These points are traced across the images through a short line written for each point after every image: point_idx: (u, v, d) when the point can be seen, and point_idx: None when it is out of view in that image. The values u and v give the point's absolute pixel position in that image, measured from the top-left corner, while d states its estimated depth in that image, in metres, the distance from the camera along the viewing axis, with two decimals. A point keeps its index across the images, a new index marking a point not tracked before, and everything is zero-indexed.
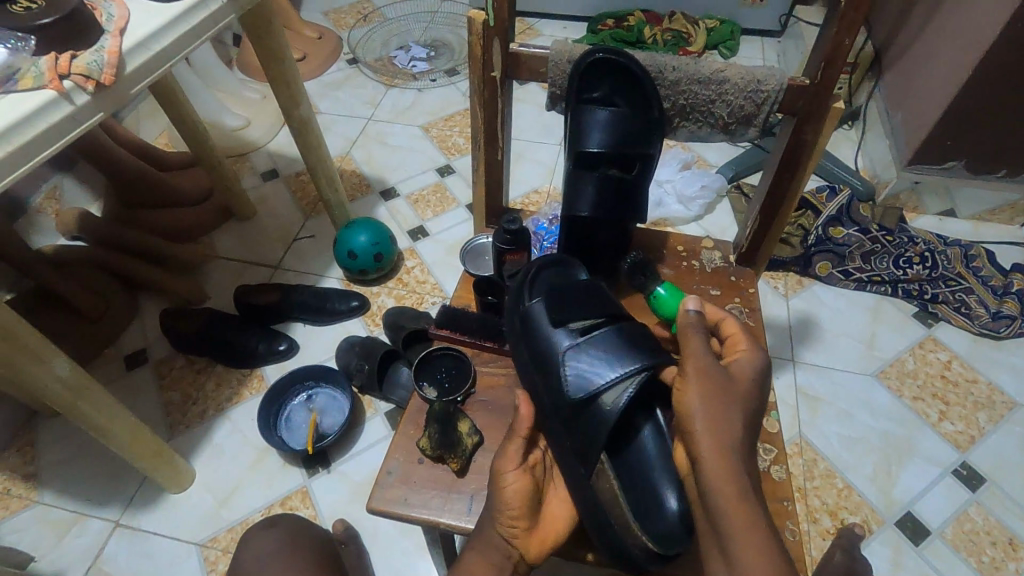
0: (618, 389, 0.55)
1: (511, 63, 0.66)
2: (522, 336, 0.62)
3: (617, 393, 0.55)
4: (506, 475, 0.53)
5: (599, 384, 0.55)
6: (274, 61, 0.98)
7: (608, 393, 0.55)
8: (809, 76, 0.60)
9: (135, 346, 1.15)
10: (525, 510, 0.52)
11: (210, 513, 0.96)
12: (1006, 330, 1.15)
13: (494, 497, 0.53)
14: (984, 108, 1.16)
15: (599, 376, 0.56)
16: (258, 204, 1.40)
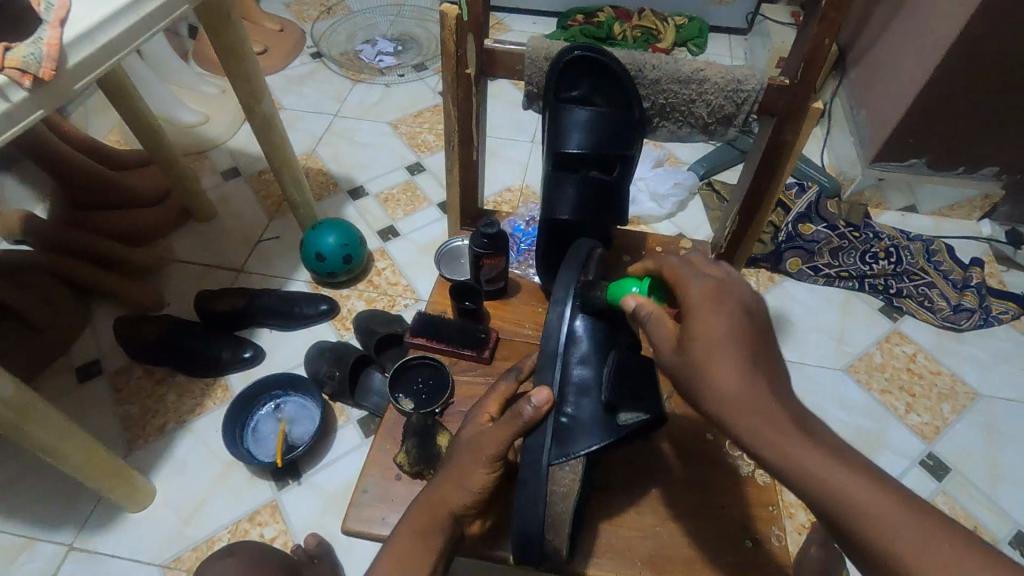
0: (637, 412, 0.55)
1: (485, 60, 0.63)
2: (570, 318, 0.56)
3: (630, 417, 0.55)
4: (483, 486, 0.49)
5: (622, 404, 0.55)
6: (233, 54, 0.93)
7: (626, 410, 0.55)
8: (788, 76, 0.59)
9: (87, 356, 1.09)
10: (481, 499, 0.51)
11: (173, 531, 0.91)
12: (966, 323, 1.19)
13: (456, 474, 0.51)
14: (945, 108, 1.19)
15: (626, 391, 0.55)
16: (219, 204, 1.34)
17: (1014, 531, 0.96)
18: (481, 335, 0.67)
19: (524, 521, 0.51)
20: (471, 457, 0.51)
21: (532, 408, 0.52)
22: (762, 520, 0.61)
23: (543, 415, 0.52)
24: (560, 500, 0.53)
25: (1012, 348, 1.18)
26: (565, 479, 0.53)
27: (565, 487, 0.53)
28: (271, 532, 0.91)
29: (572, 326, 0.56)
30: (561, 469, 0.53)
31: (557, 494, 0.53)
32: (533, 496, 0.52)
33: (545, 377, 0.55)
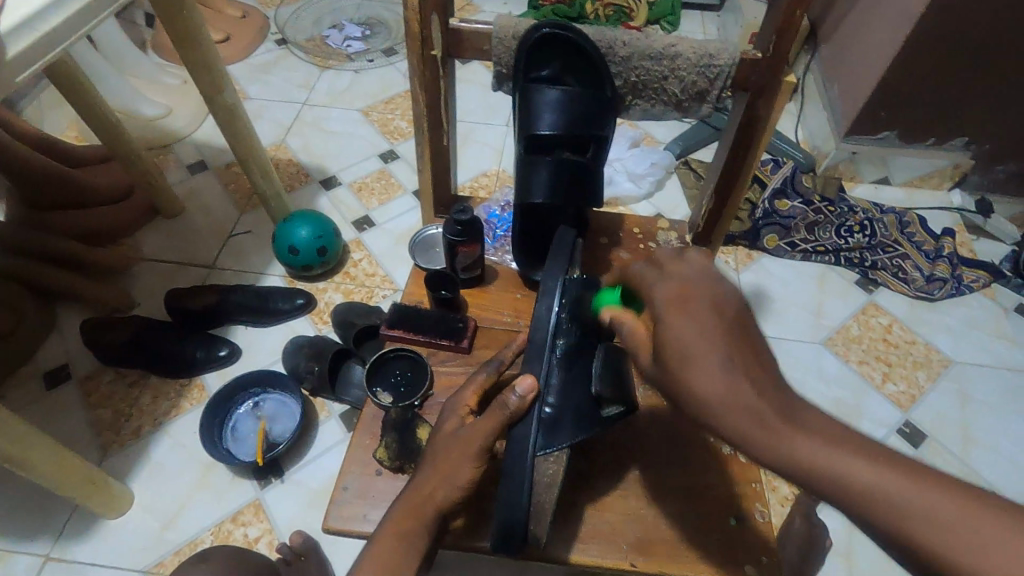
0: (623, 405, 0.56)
1: (452, 41, 0.61)
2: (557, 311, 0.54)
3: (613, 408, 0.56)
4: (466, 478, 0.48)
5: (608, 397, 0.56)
6: (190, 42, 0.89)
7: (609, 403, 0.56)
8: (760, 50, 0.58)
9: (54, 362, 1.05)
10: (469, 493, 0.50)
11: (153, 536, 0.89)
12: (939, 292, 1.21)
13: (442, 468, 0.50)
14: (915, 80, 1.20)
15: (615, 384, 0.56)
16: (186, 199, 1.30)
17: (988, 493, 0.99)
18: (458, 324, 0.66)
19: (508, 509, 0.48)
20: (458, 452, 0.50)
21: (517, 398, 0.50)
22: (747, 497, 0.60)
23: (529, 405, 0.50)
24: (545, 485, 0.53)
25: (982, 315, 1.20)
26: (550, 466, 0.54)
27: (551, 473, 0.54)
28: (255, 532, 0.90)
29: (559, 318, 0.55)
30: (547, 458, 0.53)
31: (543, 480, 0.53)
32: (518, 487, 0.48)
33: (531, 370, 0.53)
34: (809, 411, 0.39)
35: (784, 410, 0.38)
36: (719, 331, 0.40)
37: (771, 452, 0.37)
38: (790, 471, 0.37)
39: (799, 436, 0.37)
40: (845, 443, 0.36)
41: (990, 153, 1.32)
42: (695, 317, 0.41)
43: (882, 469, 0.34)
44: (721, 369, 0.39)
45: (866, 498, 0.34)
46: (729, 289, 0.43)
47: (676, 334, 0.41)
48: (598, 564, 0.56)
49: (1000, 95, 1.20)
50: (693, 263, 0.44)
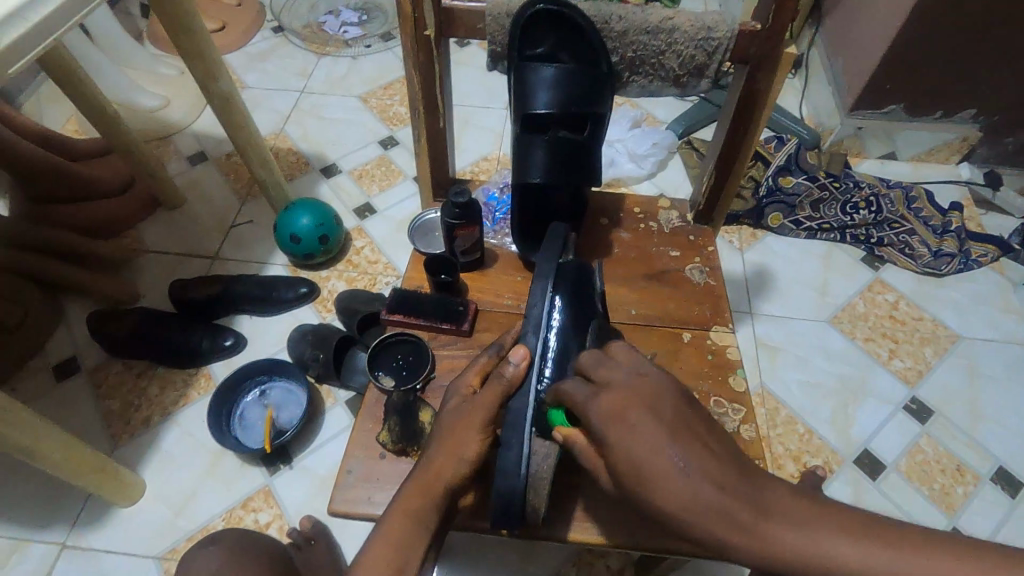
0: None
1: (445, 20, 0.61)
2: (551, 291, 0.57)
3: None
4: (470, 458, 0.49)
5: None
6: (183, 31, 0.88)
7: None
8: (759, 21, 0.57)
9: (63, 354, 1.06)
10: (476, 468, 0.51)
11: (166, 523, 0.91)
12: (946, 267, 1.19)
13: (450, 446, 0.51)
14: (921, 53, 1.17)
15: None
16: (187, 191, 1.30)
17: (995, 468, 0.98)
18: (458, 308, 0.66)
19: (508, 484, 0.50)
20: (462, 430, 0.51)
21: (511, 368, 0.54)
22: None
23: (523, 374, 0.54)
24: (543, 458, 0.52)
25: (990, 290, 1.19)
26: (548, 439, 0.53)
27: (549, 446, 0.53)
28: (265, 517, 0.91)
29: (552, 299, 0.57)
30: (544, 432, 0.53)
31: (540, 453, 0.52)
32: (516, 457, 0.50)
33: (525, 342, 0.56)
34: (773, 489, 0.38)
35: (754, 505, 0.37)
36: (670, 426, 0.38)
37: (756, 553, 0.36)
38: (769, 564, 0.36)
39: (774, 524, 0.36)
40: (821, 527, 0.37)
41: (999, 125, 1.29)
42: (638, 429, 0.38)
43: (861, 545, 0.35)
44: (681, 472, 0.37)
45: (854, 575, 0.35)
46: (661, 384, 0.41)
47: (626, 450, 0.38)
48: (601, 542, 0.57)
49: (1010, 66, 1.17)
50: (619, 367, 0.43)
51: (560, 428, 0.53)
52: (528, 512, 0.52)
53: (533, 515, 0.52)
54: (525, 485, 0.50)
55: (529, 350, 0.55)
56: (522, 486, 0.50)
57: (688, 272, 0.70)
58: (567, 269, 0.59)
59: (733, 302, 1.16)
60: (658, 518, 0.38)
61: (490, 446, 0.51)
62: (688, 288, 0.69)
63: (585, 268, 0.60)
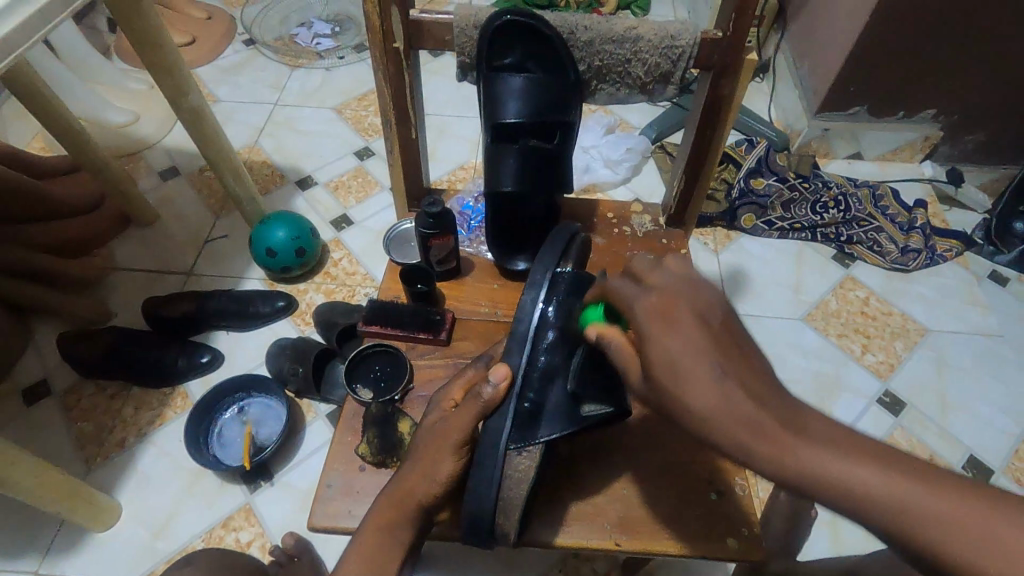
0: (600, 404, 0.54)
1: (414, 32, 0.61)
2: (543, 303, 0.56)
3: (596, 408, 0.54)
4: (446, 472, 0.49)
5: (590, 394, 0.54)
6: (150, 45, 0.87)
7: (591, 402, 0.54)
8: (721, 29, 0.59)
9: (33, 377, 1.04)
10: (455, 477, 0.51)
11: (143, 547, 0.89)
12: (914, 263, 1.23)
13: (424, 465, 0.51)
14: (882, 57, 1.21)
15: (592, 383, 0.54)
16: (160, 207, 1.28)
17: (967, 456, 1.01)
18: (435, 317, 0.65)
19: (477, 502, 0.50)
20: (436, 448, 0.52)
21: (491, 389, 0.52)
22: (728, 472, 0.61)
23: (503, 395, 0.52)
24: (516, 483, 0.51)
25: (956, 284, 1.23)
26: (521, 463, 0.51)
27: (523, 470, 0.51)
28: (246, 537, 0.90)
29: (544, 311, 0.55)
30: (519, 455, 0.51)
31: (513, 477, 0.51)
32: (488, 479, 0.50)
33: (509, 361, 0.54)
34: (810, 413, 0.37)
35: (787, 420, 0.36)
36: (698, 346, 0.38)
37: (777, 468, 0.35)
38: (792, 481, 0.35)
39: (807, 444, 0.35)
40: (847, 445, 0.35)
41: (958, 124, 1.34)
42: (682, 329, 0.39)
43: (882, 473, 0.34)
44: (720, 383, 0.37)
45: (873, 501, 0.33)
46: (711, 295, 0.41)
47: (666, 346, 0.39)
48: (582, 545, 0.57)
49: (967, 67, 1.21)
50: (668, 271, 0.42)
51: (536, 453, 0.51)
52: (499, 533, 0.51)
53: (504, 538, 0.51)
54: (497, 504, 0.50)
55: (511, 370, 0.53)
56: (493, 506, 0.50)
57: None
58: (560, 281, 0.57)
59: None
60: (684, 422, 0.38)
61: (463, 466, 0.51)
62: None
63: (583, 279, 0.58)
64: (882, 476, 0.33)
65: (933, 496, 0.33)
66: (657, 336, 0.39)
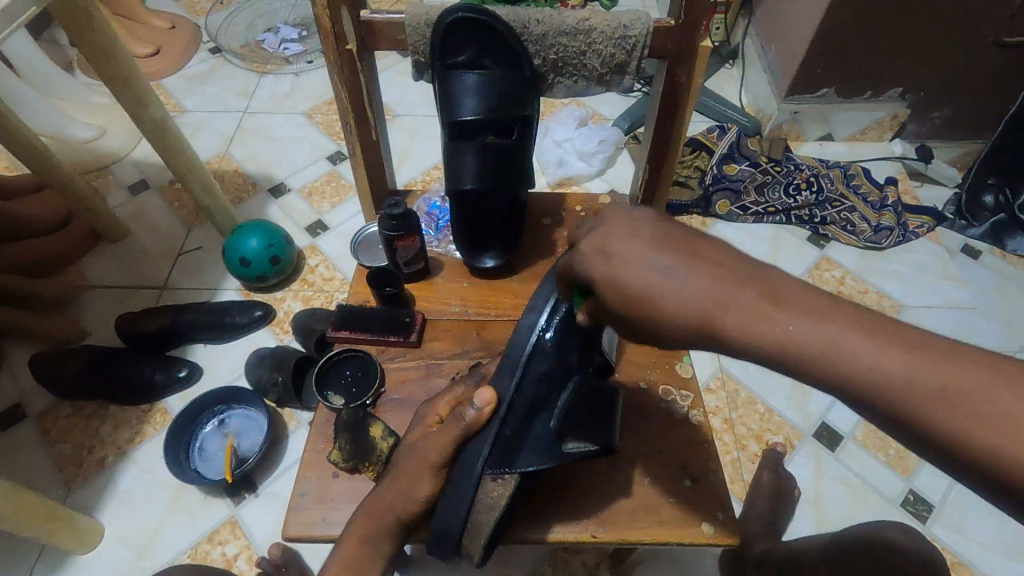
0: (585, 441, 0.52)
1: (366, 33, 0.61)
2: (541, 330, 0.52)
3: (579, 446, 0.52)
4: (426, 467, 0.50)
5: (571, 431, 0.52)
6: (106, 57, 0.85)
7: (574, 439, 0.52)
8: (673, 17, 0.59)
9: (8, 401, 1.02)
10: (430, 481, 0.51)
11: (128, 566, 0.88)
12: (887, 241, 1.24)
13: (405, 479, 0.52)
14: (845, 38, 1.22)
15: (580, 417, 0.52)
16: (130, 221, 1.26)
17: None
18: (405, 319, 0.65)
19: (448, 523, 0.50)
20: (414, 468, 0.52)
21: (473, 412, 0.51)
22: (703, 458, 0.61)
23: (486, 419, 0.51)
24: (487, 509, 0.50)
25: (929, 259, 1.24)
26: (495, 489, 0.50)
27: (498, 469, 0.50)
28: (232, 550, 0.89)
29: (541, 337, 0.52)
30: (494, 481, 0.50)
31: (485, 502, 0.50)
32: (462, 499, 0.50)
33: (498, 383, 0.52)
34: (794, 284, 0.38)
35: (769, 294, 0.37)
36: (654, 240, 0.41)
37: (768, 348, 0.36)
38: (784, 360, 0.36)
39: (791, 316, 0.36)
40: (840, 314, 0.35)
41: (925, 101, 1.35)
42: (638, 230, 0.41)
43: (877, 342, 0.34)
44: (669, 277, 0.39)
45: (877, 379, 0.34)
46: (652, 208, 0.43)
47: (619, 259, 0.41)
48: (561, 539, 0.57)
49: (929, 45, 1.22)
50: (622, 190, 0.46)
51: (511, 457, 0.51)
52: (465, 552, 0.51)
53: (470, 558, 0.51)
54: (464, 526, 0.50)
55: (497, 395, 0.52)
56: (460, 526, 0.50)
57: None
58: (563, 314, 0.52)
59: None
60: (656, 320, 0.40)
61: (440, 487, 0.52)
62: None
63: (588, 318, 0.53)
64: (876, 346, 0.34)
65: (934, 363, 0.33)
66: (612, 241, 0.42)
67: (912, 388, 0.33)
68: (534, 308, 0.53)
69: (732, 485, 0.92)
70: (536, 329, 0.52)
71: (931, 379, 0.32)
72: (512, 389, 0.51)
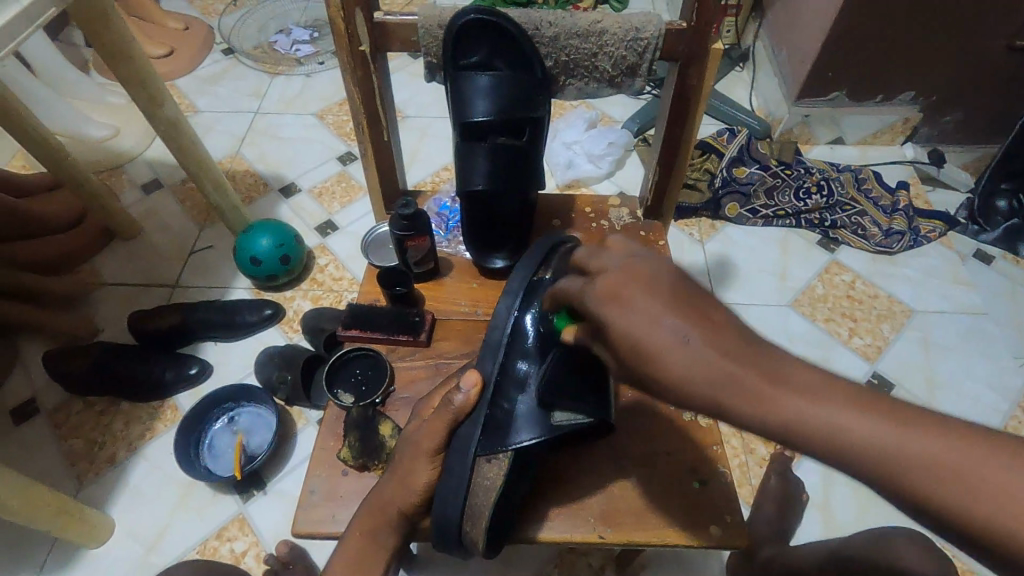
0: (574, 412, 0.52)
1: (380, 35, 0.61)
2: (517, 311, 0.54)
3: (568, 417, 0.52)
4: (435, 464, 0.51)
5: (561, 404, 0.52)
6: (123, 58, 0.86)
7: (563, 410, 0.52)
8: (686, 19, 0.59)
9: (21, 397, 1.03)
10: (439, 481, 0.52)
11: (137, 561, 0.89)
12: (898, 245, 1.24)
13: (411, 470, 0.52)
14: (857, 41, 1.21)
15: (568, 390, 0.52)
16: (143, 220, 1.28)
17: None
18: (415, 319, 0.66)
19: (444, 511, 0.50)
20: (411, 456, 0.52)
21: (461, 395, 0.52)
22: (712, 460, 0.61)
23: (474, 401, 0.52)
24: (483, 492, 0.50)
25: (940, 263, 1.23)
26: (490, 472, 0.50)
27: (497, 467, 0.50)
28: (240, 546, 0.90)
29: (518, 318, 0.54)
30: (487, 463, 0.51)
31: (481, 485, 0.50)
32: (457, 484, 0.50)
33: (482, 366, 0.54)
34: (786, 360, 0.36)
35: (764, 370, 0.35)
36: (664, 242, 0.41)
37: (770, 425, 0.34)
38: (786, 436, 0.34)
39: (787, 393, 0.34)
40: (835, 392, 0.34)
41: (937, 105, 1.35)
42: (636, 301, 0.38)
43: (876, 420, 0.33)
44: (683, 343, 0.36)
45: (876, 454, 0.32)
46: (660, 268, 0.39)
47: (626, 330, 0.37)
48: (568, 540, 0.57)
49: (943, 48, 1.22)
50: (614, 254, 0.42)
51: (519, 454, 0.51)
52: (468, 541, 0.51)
53: (473, 547, 0.51)
54: (462, 513, 0.50)
55: (482, 376, 0.53)
56: (459, 514, 0.50)
57: None
58: (539, 288, 0.54)
59: None
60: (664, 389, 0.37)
61: (438, 476, 0.52)
62: None
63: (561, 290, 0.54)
64: (872, 424, 0.33)
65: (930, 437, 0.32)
66: (612, 316, 0.38)
67: (908, 461, 0.32)
68: (508, 294, 0.55)
69: (740, 489, 0.92)
70: (512, 311, 0.54)
71: (927, 453, 0.32)
72: (494, 369, 0.53)
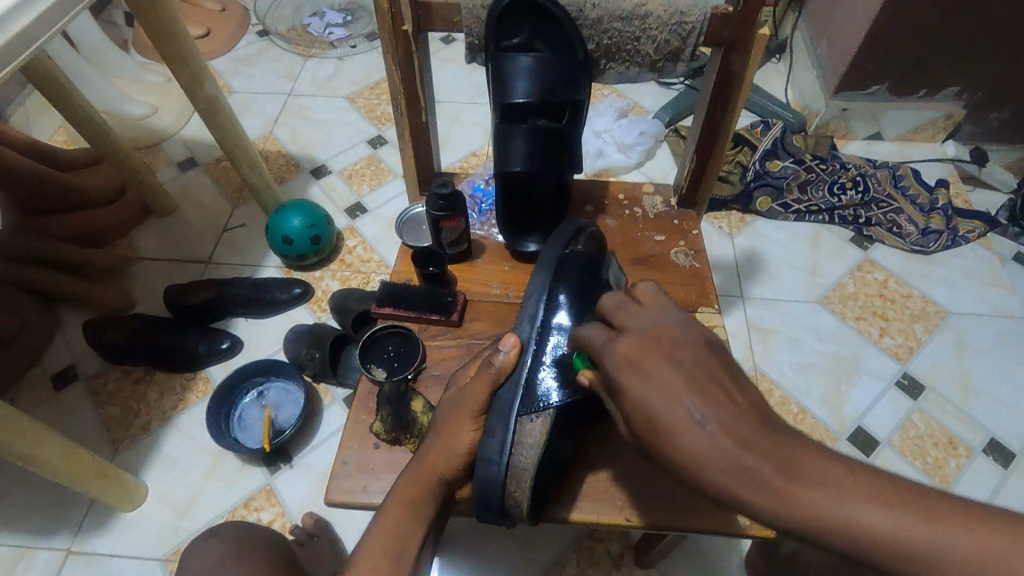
0: None
1: (422, 15, 0.62)
2: (552, 284, 0.57)
3: None
4: (468, 426, 0.53)
5: None
6: (166, 35, 0.88)
7: None
8: (731, 3, 0.58)
9: (62, 363, 1.07)
10: (468, 458, 0.53)
11: (169, 526, 0.92)
12: (935, 245, 1.21)
13: (445, 439, 0.53)
14: (901, 34, 1.18)
15: None
16: (179, 197, 1.31)
17: (987, 439, 0.99)
18: (447, 299, 0.66)
19: (488, 474, 0.50)
20: (455, 419, 0.54)
21: (502, 356, 0.54)
22: None
23: (513, 361, 0.54)
24: (527, 448, 0.51)
25: (978, 265, 1.20)
26: (535, 430, 0.52)
27: (534, 436, 0.51)
28: (267, 516, 0.92)
29: (553, 292, 0.57)
30: (531, 422, 0.52)
31: (525, 442, 0.51)
32: (500, 444, 0.51)
33: (519, 332, 0.56)
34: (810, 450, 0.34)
35: (784, 464, 0.33)
36: None
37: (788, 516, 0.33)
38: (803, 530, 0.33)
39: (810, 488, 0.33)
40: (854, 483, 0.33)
41: (983, 101, 1.30)
42: (655, 375, 0.37)
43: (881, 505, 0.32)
44: (699, 425, 0.34)
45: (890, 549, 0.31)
46: None
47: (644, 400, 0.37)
48: (595, 521, 0.57)
49: (991, 43, 1.18)
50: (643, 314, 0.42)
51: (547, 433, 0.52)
52: (510, 504, 0.51)
53: (516, 508, 0.51)
54: (506, 474, 0.50)
55: (521, 340, 0.55)
56: (502, 474, 0.50)
57: (674, 255, 0.71)
58: (573, 262, 0.59)
59: (723, 288, 1.17)
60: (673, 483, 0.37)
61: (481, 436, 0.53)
62: (674, 271, 0.70)
63: (591, 264, 0.59)
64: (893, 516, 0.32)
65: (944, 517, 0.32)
66: (629, 386, 0.38)
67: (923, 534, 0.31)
68: (546, 264, 0.59)
69: None
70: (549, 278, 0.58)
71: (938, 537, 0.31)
72: (533, 332, 0.55)
